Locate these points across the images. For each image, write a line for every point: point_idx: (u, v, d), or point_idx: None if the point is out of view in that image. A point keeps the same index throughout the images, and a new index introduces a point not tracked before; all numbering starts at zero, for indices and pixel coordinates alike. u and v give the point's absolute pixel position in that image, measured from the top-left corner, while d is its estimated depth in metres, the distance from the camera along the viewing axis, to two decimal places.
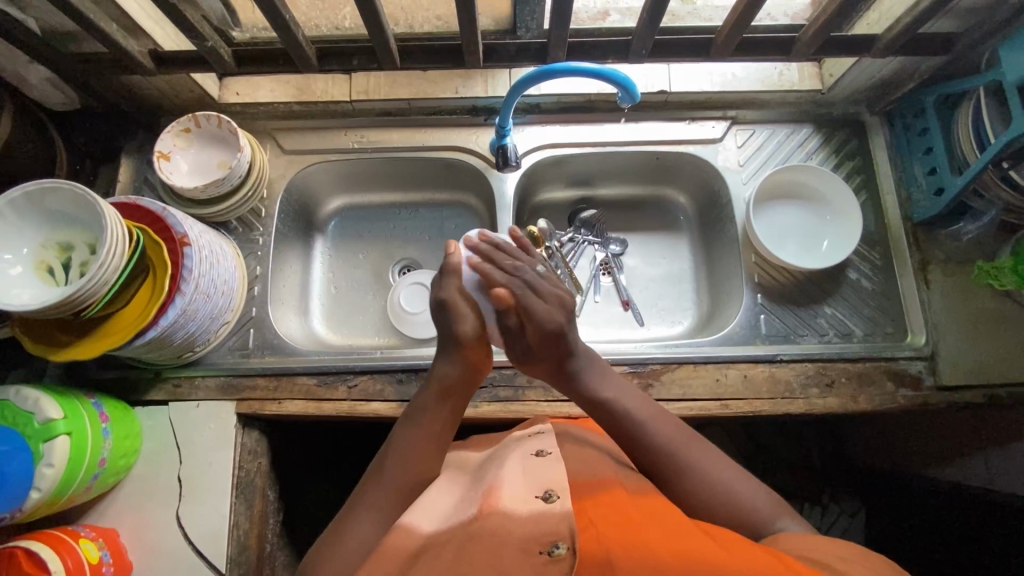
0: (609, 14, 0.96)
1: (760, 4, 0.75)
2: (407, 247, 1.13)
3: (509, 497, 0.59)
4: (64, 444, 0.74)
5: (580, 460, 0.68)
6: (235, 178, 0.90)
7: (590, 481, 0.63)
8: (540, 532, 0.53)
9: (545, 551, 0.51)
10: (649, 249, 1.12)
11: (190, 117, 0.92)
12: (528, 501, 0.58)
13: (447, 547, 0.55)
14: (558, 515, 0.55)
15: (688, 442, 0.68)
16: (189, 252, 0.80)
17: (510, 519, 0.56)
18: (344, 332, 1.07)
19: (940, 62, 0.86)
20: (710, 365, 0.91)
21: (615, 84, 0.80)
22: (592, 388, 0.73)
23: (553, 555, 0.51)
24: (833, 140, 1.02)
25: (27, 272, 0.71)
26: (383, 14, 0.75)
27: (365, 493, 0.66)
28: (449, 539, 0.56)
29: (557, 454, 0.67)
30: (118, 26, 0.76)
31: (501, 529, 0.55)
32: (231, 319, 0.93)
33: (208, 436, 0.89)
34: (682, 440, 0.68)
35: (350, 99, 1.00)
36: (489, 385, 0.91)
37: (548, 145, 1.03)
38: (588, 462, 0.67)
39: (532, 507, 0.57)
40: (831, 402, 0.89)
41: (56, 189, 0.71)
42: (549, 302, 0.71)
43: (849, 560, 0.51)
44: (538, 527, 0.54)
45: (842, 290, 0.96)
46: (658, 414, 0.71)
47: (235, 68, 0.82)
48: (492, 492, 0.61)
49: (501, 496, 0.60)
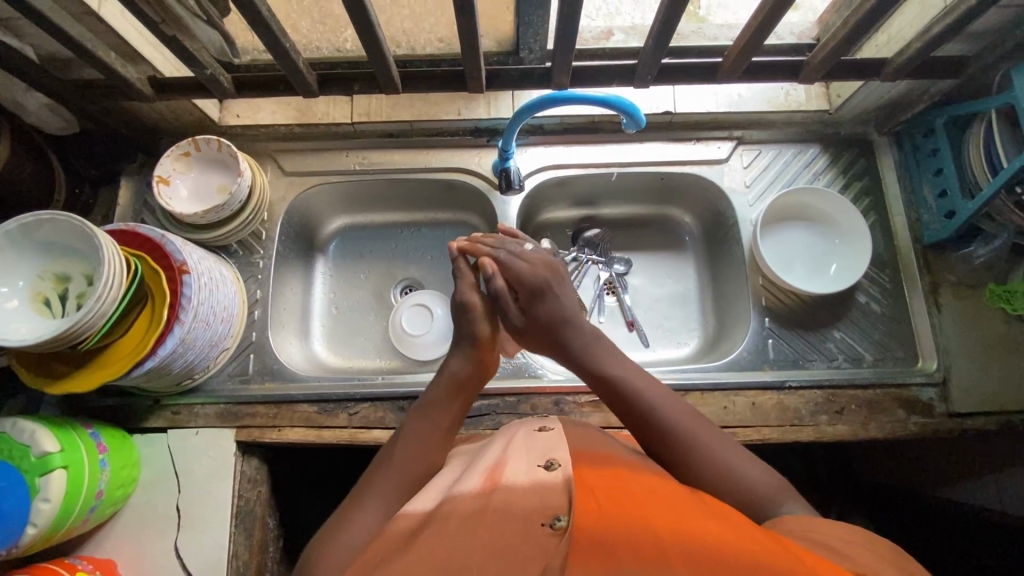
0: (613, 33, 0.95)
1: (770, 30, 0.73)
2: (409, 267, 1.11)
3: (512, 468, 0.59)
4: (60, 477, 0.73)
5: (580, 432, 0.68)
6: (235, 203, 0.89)
7: (591, 449, 0.63)
8: (542, 505, 0.54)
9: (547, 523, 0.52)
10: (654, 269, 1.10)
11: (190, 141, 0.91)
12: (530, 470, 0.58)
13: (450, 514, 0.55)
14: (560, 485, 0.56)
15: (697, 424, 0.65)
16: (189, 280, 0.79)
17: (511, 489, 0.56)
18: (344, 354, 1.06)
19: (951, 85, 0.85)
20: (717, 392, 0.89)
21: (620, 110, 0.79)
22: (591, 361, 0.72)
23: (556, 528, 0.51)
24: (840, 160, 1.00)
25: (23, 305, 0.70)
26: (385, 40, 0.74)
27: (369, 486, 0.63)
28: (452, 504, 0.57)
29: (558, 428, 0.67)
30: (116, 53, 0.76)
31: (503, 497, 0.55)
32: (231, 345, 0.92)
33: (207, 464, 0.88)
34: (691, 423, 0.65)
35: (351, 122, 1.00)
36: (492, 412, 0.89)
37: (551, 166, 1.01)
38: (589, 434, 0.68)
39: (534, 476, 0.57)
40: (841, 430, 0.87)
41: (54, 220, 0.70)
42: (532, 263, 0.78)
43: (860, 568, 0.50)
44: (540, 498, 0.55)
45: (851, 313, 0.94)
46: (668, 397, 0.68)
47: (234, 93, 0.81)
48: (493, 464, 0.62)
49: (503, 466, 0.60)
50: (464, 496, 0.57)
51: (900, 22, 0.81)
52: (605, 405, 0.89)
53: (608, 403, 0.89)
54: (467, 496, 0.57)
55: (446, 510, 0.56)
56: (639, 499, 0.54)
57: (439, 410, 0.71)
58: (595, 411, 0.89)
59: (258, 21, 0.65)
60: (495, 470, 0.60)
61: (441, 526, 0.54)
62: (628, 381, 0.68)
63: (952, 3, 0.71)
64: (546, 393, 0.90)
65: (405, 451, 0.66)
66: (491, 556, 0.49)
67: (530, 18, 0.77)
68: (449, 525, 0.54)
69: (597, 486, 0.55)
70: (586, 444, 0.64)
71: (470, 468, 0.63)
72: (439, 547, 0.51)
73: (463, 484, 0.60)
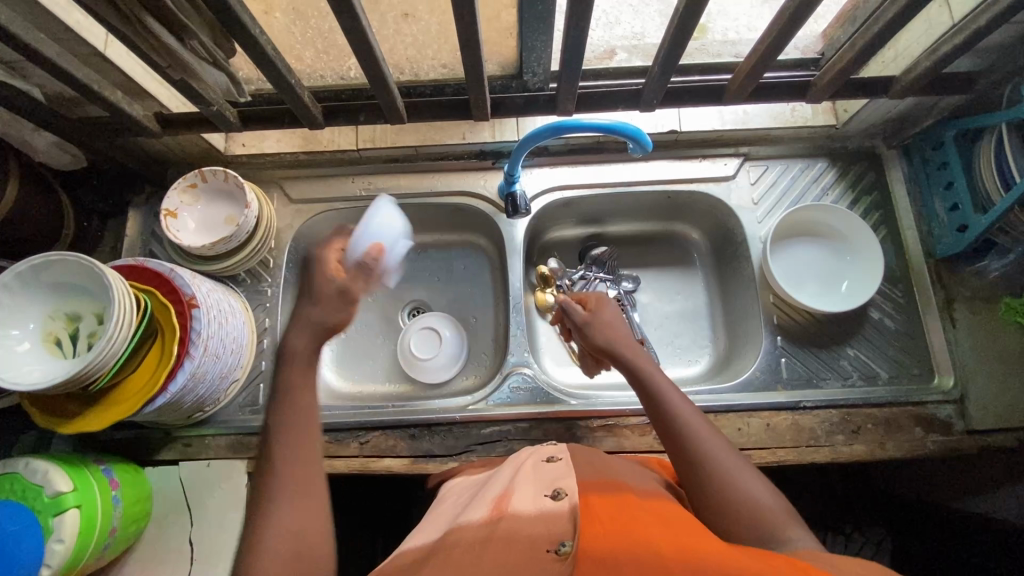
0: (616, 52, 0.94)
1: (778, 52, 0.72)
2: (416, 288, 1.11)
3: (519, 497, 0.59)
4: (74, 517, 0.73)
5: (589, 463, 0.67)
6: (242, 235, 0.89)
7: (600, 479, 0.62)
8: (548, 531, 0.52)
9: (552, 549, 0.50)
10: (663, 286, 1.10)
11: (196, 172, 0.91)
12: (536, 499, 0.58)
13: (459, 540, 0.54)
14: (566, 513, 0.54)
15: (721, 444, 0.63)
16: (197, 313, 0.79)
17: (517, 518, 0.55)
18: (354, 379, 1.05)
19: (960, 100, 0.84)
20: (731, 414, 0.89)
21: (626, 137, 0.78)
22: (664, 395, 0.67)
23: (561, 554, 0.50)
24: (848, 174, 0.99)
25: (35, 346, 0.70)
26: (390, 75, 0.75)
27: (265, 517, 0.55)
28: (459, 533, 0.56)
29: (564, 461, 0.66)
30: (123, 93, 0.76)
31: (511, 525, 0.54)
32: (241, 375, 0.92)
33: (219, 497, 0.88)
34: (714, 444, 0.63)
35: (356, 148, 1.00)
36: (503, 439, 0.89)
37: (557, 188, 1.01)
38: (599, 465, 0.66)
39: (540, 505, 0.56)
40: (858, 450, 0.86)
41: (63, 259, 0.70)
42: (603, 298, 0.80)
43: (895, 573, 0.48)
44: (547, 525, 0.53)
45: (864, 330, 0.93)
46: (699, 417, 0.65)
47: (241, 127, 0.81)
48: (501, 494, 0.61)
49: (509, 496, 0.59)
50: (473, 525, 0.56)
51: (908, 39, 0.81)
52: (617, 429, 0.88)
53: (621, 427, 0.88)
54: (475, 526, 0.56)
55: (455, 536, 0.55)
56: (644, 524, 0.53)
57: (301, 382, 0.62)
58: (608, 435, 0.88)
59: (263, 60, 0.65)
60: (503, 499, 0.59)
61: (447, 551, 0.53)
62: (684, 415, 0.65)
63: (962, 22, 0.70)
64: (558, 418, 0.90)
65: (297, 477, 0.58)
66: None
67: (533, 43, 0.76)
68: (458, 550, 0.53)
69: (604, 517, 0.54)
70: (594, 475, 0.63)
71: (478, 499, 0.62)
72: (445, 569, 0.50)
73: (470, 513, 0.59)
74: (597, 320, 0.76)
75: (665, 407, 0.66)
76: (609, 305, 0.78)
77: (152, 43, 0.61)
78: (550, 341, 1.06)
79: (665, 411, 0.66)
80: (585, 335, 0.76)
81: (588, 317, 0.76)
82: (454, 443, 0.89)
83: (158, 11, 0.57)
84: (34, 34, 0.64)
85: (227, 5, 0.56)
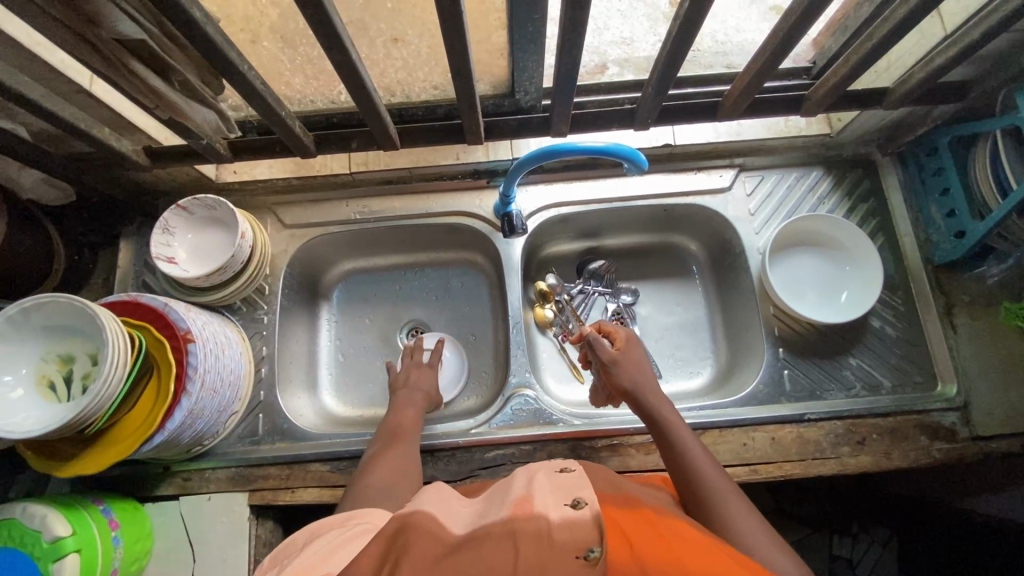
0: (607, 67, 0.92)
1: (777, 65, 0.71)
2: (414, 307, 1.09)
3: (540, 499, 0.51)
4: (74, 561, 0.72)
5: (605, 480, 0.65)
6: (236, 264, 0.88)
7: (618, 494, 0.60)
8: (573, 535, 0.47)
9: (581, 555, 0.44)
10: (662, 298, 1.09)
11: (162, 218, 0.89)
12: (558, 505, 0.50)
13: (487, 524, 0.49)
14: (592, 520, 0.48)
15: (737, 498, 0.64)
16: (193, 348, 0.78)
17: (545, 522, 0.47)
18: (353, 403, 1.04)
19: (955, 108, 0.84)
20: (736, 428, 0.88)
21: (621, 158, 0.78)
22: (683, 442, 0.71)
23: (590, 561, 0.44)
24: (844, 181, 0.99)
25: (28, 393, 0.69)
26: (381, 103, 0.74)
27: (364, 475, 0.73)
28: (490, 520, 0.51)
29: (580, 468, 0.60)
30: (110, 128, 0.75)
31: (536, 524, 0.47)
32: (239, 408, 0.90)
33: (221, 531, 0.87)
34: (729, 495, 0.64)
35: (350, 172, 1.00)
36: (507, 462, 0.88)
37: (553, 205, 1.01)
38: (617, 482, 0.65)
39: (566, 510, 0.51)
40: (864, 461, 0.86)
41: (54, 301, 0.69)
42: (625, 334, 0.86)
43: None
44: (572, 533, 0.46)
45: (865, 339, 0.93)
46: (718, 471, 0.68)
47: (231, 158, 0.81)
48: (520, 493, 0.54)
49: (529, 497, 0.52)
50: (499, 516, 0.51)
51: (901, 50, 0.81)
52: (622, 448, 0.88)
53: (626, 446, 0.88)
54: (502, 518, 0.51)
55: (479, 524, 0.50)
56: (670, 542, 0.50)
57: (415, 398, 0.89)
58: (613, 455, 0.87)
59: (254, 96, 0.65)
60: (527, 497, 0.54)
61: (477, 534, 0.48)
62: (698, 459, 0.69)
63: (955, 35, 0.70)
64: (562, 440, 0.89)
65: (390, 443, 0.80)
66: None
67: (525, 63, 0.75)
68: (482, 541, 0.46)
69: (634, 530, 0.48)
70: (608, 491, 0.61)
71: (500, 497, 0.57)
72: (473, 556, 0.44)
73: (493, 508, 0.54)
74: (624, 359, 0.81)
75: (685, 457, 0.69)
76: (635, 347, 0.83)
77: (137, 84, 0.60)
78: (551, 358, 1.05)
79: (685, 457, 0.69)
80: (611, 372, 0.80)
81: (616, 354, 0.81)
82: (457, 468, 0.88)
83: (143, 54, 0.57)
84: (17, 76, 0.62)
85: (214, 44, 0.55)
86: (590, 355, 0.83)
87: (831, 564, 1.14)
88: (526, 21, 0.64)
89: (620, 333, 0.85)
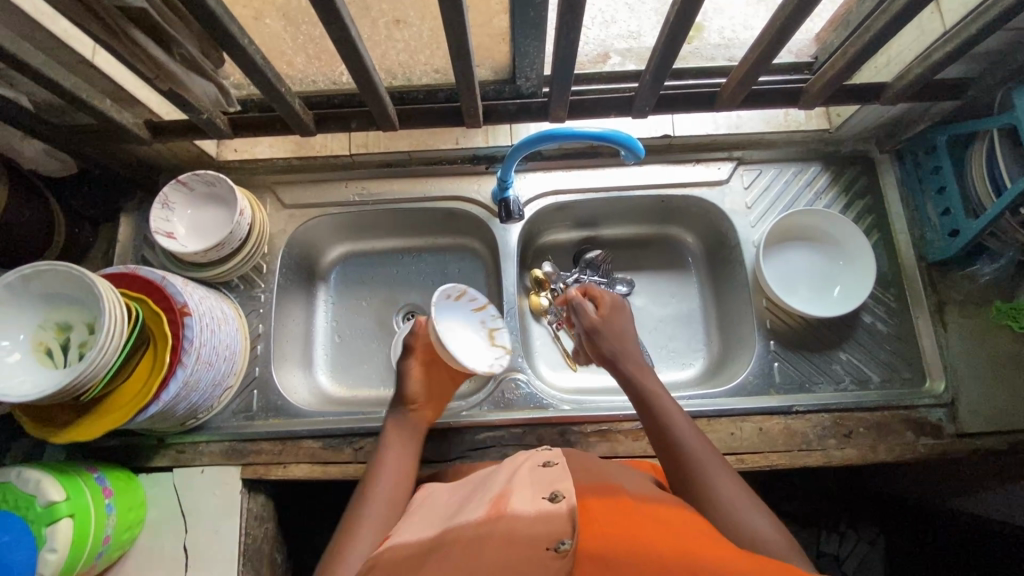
0: (609, 56, 0.92)
1: (773, 58, 0.72)
2: (411, 292, 1.10)
3: (518, 499, 0.57)
4: (67, 526, 0.73)
5: (595, 467, 0.67)
6: (234, 241, 0.89)
7: (601, 478, 0.63)
8: (547, 530, 0.50)
9: (551, 547, 0.48)
10: (658, 289, 1.10)
11: (162, 191, 0.90)
12: (534, 501, 0.55)
13: (454, 539, 0.53)
14: (565, 513, 0.52)
15: (716, 464, 0.66)
16: (190, 322, 0.79)
17: (517, 518, 0.53)
18: (347, 383, 1.05)
19: (952, 105, 0.84)
20: (724, 418, 0.89)
21: (618, 144, 0.78)
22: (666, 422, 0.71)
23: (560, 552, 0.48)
24: (842, 177, 1.00)
25: (25, 357, 0.70)
26: (381, 83, 0.75)
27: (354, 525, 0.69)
28: (459, 530, 0.55)
29: (563, 464, 0.64)
30: (112, 100, 0.76)
31: (507, 522, 0.53)
32: (234, 382, 0.92)
33: (213, 503, 0.88)
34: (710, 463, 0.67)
35: (350, 154, 1.01)
36: (497, 444, 0.89)
37: (551, 192, 1.01)
38: (601, 469, 0.66)
39: (538, 506, 0.54)
40: (849, 454, 0.87)
41: (53, 268, 0.70)
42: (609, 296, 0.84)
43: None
44: (546, 524, 0.51)
45: (856, 334, 0.94)
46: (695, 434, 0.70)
47: (231, 134, 0.81)
48: (500, 493, 0.60)
49: (507, 496, 0.58)
50: (468, 524, 0.54)
51: (900, 45, 0.81)
52: (611, 434, 0.89)
53: (615, 432, 0.89)
54: (475, 523, 0.55)
55: (452, 534, 0.54)
56: (643, 522, 0.53)
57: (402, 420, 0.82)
58: (601, 441, 0.88)
59: (253, 69, 0.65)
60: (502, 499, 0.57)
61: (449, 548, 0.52)
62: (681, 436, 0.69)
63: (954, 29, 0.71)
64: (552, 424, 0.90)
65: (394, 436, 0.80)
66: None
67: (527, 48, 0.75)
68: (455, 548, 0.52)
69: (603, 517, 0.53)
70: (592, 478, 0.62)
71: (477, 498, 0.61)
72: (441, 569, 0.49)
73: (470, 511, 0.58)
74: (605, 327, 0.80)
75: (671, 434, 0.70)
76: (620, 314, 0.82)
77: (138, 54, 0.61)
78: (545, 345, 1.06)
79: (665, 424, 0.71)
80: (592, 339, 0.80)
81: (597, 321, 0.80)
82: (448, 449, 0.89)
83: (144, 24, 0.58)
84: (19, 44, 0.63)
85: (213, 15, 0.55)
86: (574, 320, 0.82)
87: (819, 560, 1.14)
88: (527, 5, 0.65)
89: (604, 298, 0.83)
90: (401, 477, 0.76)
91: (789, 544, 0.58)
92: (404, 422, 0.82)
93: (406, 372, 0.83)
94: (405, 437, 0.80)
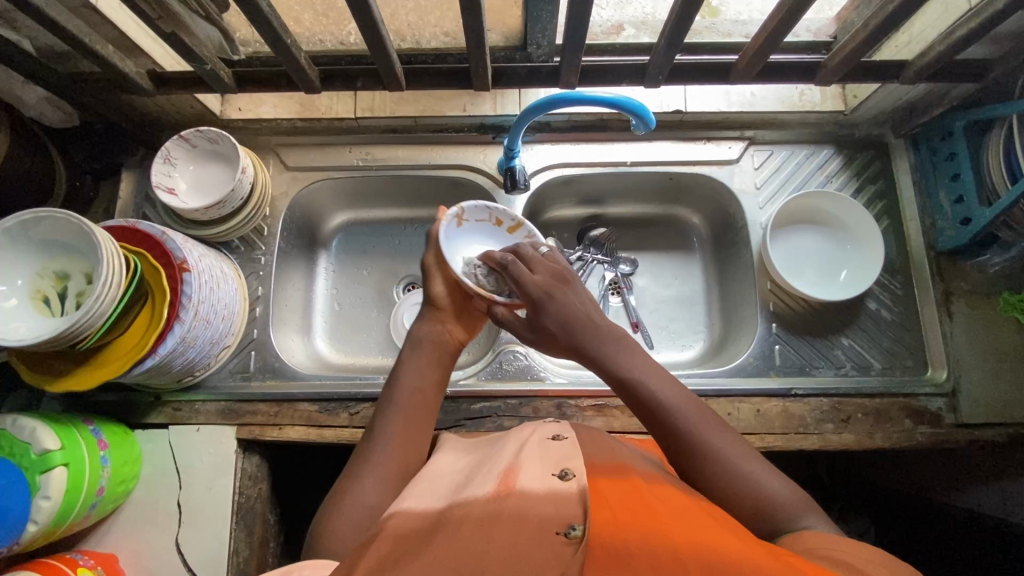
0: (624, 27, 0.90)
1: (788, 31, 0.71)
2: (412, 263, 1.09)
3: (526, 474, 0.57)
4: (61, 475, 0.73)
5: (603, 445, 0.66)
6: (235, 200, 0.88)
7: (608, 456, 0.63)
8: (556, 512, 0.50)
9: (562, 532, 0.48)
10: (661, 269, 1.09)
11: (165, 146, 0.89)
12: (543, 478, 0.55)
13: (463, 515, 0.52)
14: (576, 495, 0.52)
15: (705, 420, 0.62)
16: (189, 278, 0.78)
17: (526, 496, 0.53)
18: (345, 350, 1.04)
19: (972, 88, 0.82)
20: (723, 399, 0.88)
21: (629, 112, 0.77)
22: (645, 386, 0.64)
23: (571, 537, 0.48)
24: (855, 162, 0.98)
25: (22, 303, 0.70)
26: (389, 38, 0.73)
27: (365, 465, 0.65)
28: (465, 507, 0.53)
29: (571, 440, 0.64)
30: (115, 46, 0.74)
31: (519, 500, 0.52)
32: (232, 343, 0.91)
33: (207, 462, 0.88)
34: (700, 418, 0.62)
35: (355, 117, 0.99)
36: (494, 415, 0.88)
37: (558, 165, 0.99)
38: (612, 446, 0.66)
39: (549, 484, 0.54)
40: (847, 439, 0.86)
41: (53, 216, 0.69)
42: (541, 273, 0.72)
43: (872, 559, 0.46)
44: (555, 506, 0.51)
45: (860, 320, 0.93)
46: (685, 397, 0.64)
47: (235, 88, 0.80)
48: (508, 468, 0.59)
49: (515, 472, 0.57)
50: (479, 501, 0.53)
51: (923, 22, 0.79)
52: (607, 410, 0.88)
53: (611, 407, 0.88)
54: (482, 501, 0.54)
55: (460, 511, 0.53)
56: (652, 506, 0.52)
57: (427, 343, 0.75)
58: (598, 415, 0.88)
59: (258, 17, 0.64)
60: (511, 474, 0.57)
61: (457, 525, 0.50)
62: (665, 399, 0.63)
63: (979, 5, 0.69)
64: (548, 397, 0.89)
65: (414, 359, 0.74)
66: (502, 557, 0.46)
67: (540, 13, 0.73)
68: (464, 525, 0.50)
69: (611, 499, 0.53)
70: (602, 457, 0.62)
71: (483, 472, 0.60)
72: (453, 545, 0.47)
73: (476, 486, 0.57)
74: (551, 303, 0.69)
75: (653, 399, 0.63)
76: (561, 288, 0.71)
77: None
78: None
79: (650, 396, 0.64)
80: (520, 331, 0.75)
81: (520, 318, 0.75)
82: (445, 418, 0.88)
83: None
84: None
85: None
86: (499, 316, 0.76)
87: None
88: None
89: (541, 268, 0.73)
90: (421, 409, 0.70)
91: (797, 499, 0.57)
92: (433, 337, 0.76)
93: (429, 269, 0.79)
94: (425, 363, 0.73)
